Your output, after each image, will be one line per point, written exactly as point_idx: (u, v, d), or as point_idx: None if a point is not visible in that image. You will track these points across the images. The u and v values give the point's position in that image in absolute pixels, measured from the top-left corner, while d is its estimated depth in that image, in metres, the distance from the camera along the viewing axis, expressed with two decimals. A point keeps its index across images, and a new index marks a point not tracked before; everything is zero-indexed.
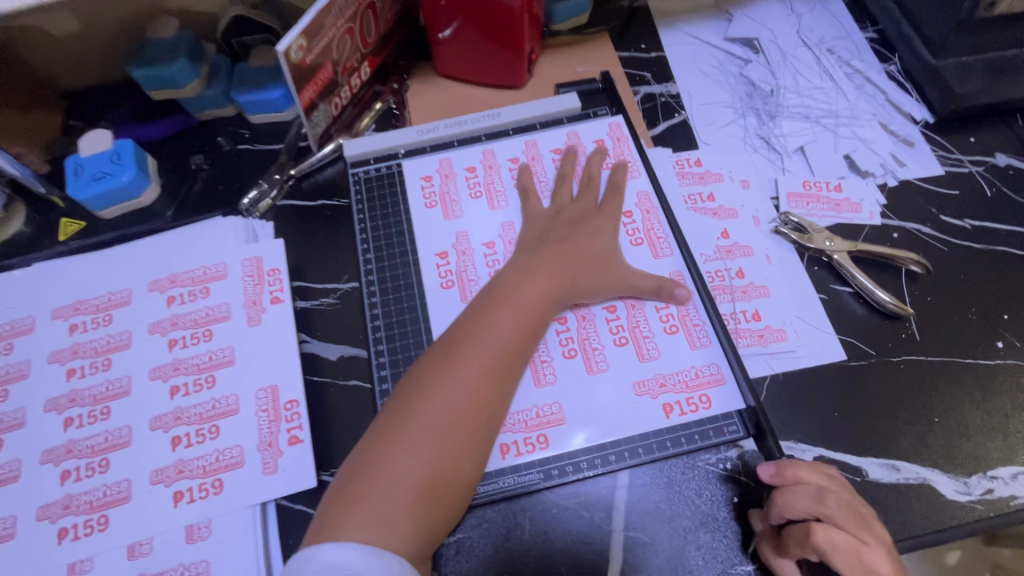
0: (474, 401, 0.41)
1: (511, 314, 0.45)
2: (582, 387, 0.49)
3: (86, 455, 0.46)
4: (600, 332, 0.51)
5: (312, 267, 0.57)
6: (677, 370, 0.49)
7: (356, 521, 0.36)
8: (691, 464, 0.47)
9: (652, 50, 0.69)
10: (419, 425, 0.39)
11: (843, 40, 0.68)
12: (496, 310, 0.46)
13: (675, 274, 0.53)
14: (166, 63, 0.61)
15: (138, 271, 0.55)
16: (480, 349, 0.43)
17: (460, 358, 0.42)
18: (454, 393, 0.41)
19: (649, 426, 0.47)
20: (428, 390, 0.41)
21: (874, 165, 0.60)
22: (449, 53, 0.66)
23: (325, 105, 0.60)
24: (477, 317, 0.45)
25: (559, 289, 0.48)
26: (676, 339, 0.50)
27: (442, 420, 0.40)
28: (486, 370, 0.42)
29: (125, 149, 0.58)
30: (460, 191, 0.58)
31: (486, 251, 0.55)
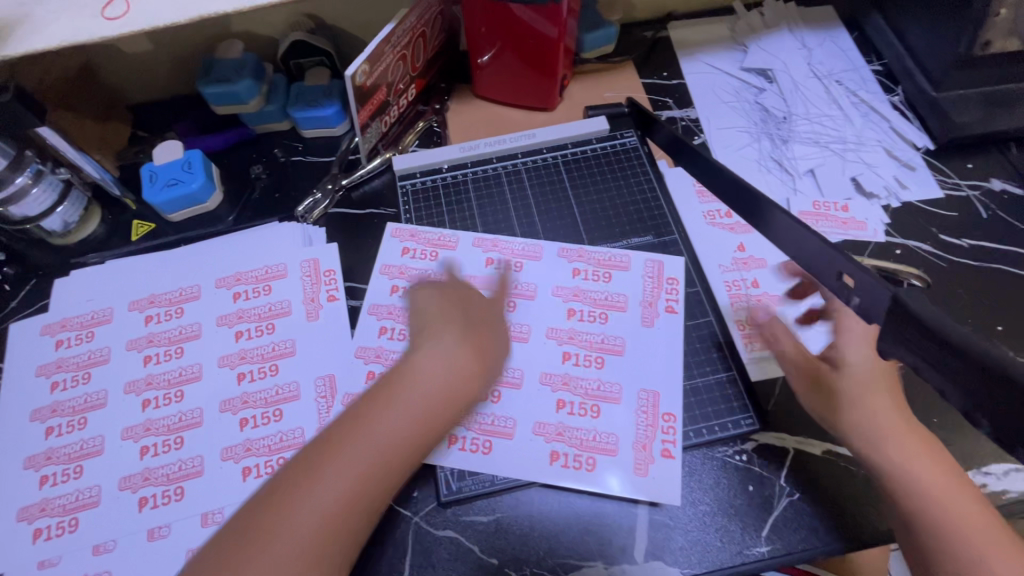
0: (360, 475, 0.40)
1: (389, 416, 0.42)
2: (613, 381, 0.54)
3: (163, 433, 0.51)
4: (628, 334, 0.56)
5: (360, 269, 0.62)
6: (682, 333, 0.56)
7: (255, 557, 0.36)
8: (710, 455, 0.52)
9: (673, 78, 0.75)
10: (330, 478, 0.39)
11: (850, 73, 0.73)
12: (400, 382, 0.45)
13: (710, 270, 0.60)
14: (232, 82, 0.67)
15: (205, 269, 0.61)
16: (378, 425, 0.42)
17: (363, 430, 0.41)
18: (354, 463, 0.40)
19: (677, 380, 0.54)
20: (345, 448, 0.40)
21: (879, 188, 0.65)
22: (488, 76, 0.72)
23: (377, 122, 0.66)
24: (381, 389, 0.44)
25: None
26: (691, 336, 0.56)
27: (344, 478, 0.39)
28: (408, 429, 0.43)
29: (195, 158, 0.64)
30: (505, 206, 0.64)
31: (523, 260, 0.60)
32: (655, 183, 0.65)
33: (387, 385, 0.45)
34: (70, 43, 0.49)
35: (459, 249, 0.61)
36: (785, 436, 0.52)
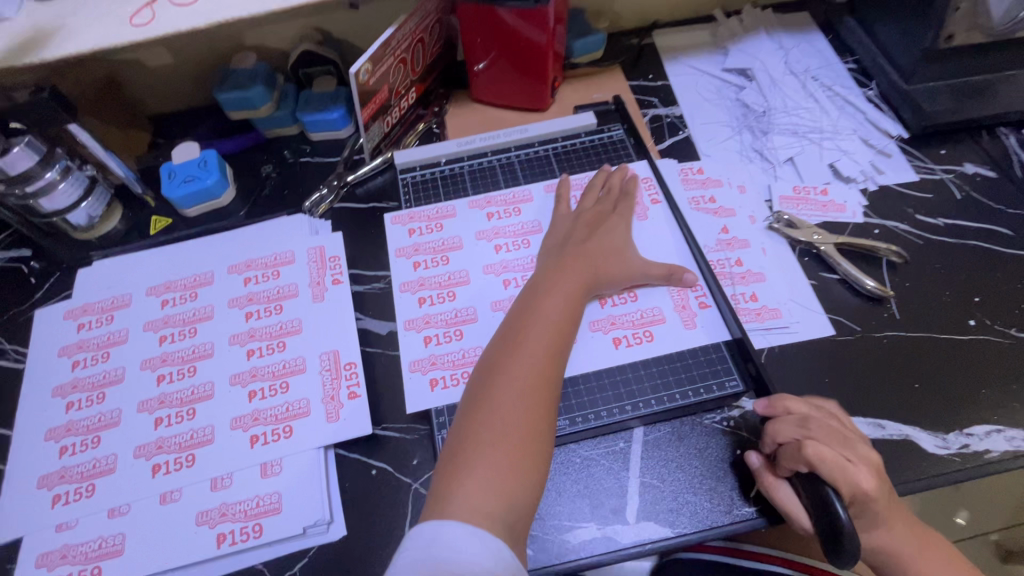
0: (541, 378, 0.45)
1: (552, 321, 0.49)
2: (598, 346, 0.56)
3: (176, 405, 0.54)
4: (621, 307, 0.58)
5: (364, 257, 0.66)
6: (625, 311, 0.58)
7: (470, 494, 0.39)
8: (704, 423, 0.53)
9: (658, 80, 0.80)
10: (497, 410, 0.43)
11: (826, 70, 0.77)
12: (548, 296, 0.51)
13: (663, 228, 0.64)
14: (246, 88, 0.73)
15: (218, 257, 0.64)
16: (537, 340, 0.48)
17: (527, 347, 0.47)
18: (519, 381, 0.45)
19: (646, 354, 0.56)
20: (496, 381, 0.45)
21: (856, 172, 0.68)
22: (482, 81, 0.77)
23: (379, 122, 0.70)
24: (531, 309, 0.50)
25: (588, 283, 0.54)
26: (667, 301, 0.58)
27: (514, 401, 0.43)
28: (545, 350, 0.47)
29: (210, 157, 0.69)
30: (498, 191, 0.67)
31: (521, 241, 0.63)
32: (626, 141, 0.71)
33: (539, 301, 0.51)
34: (100, 46, 0.56)
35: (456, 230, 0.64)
36: None
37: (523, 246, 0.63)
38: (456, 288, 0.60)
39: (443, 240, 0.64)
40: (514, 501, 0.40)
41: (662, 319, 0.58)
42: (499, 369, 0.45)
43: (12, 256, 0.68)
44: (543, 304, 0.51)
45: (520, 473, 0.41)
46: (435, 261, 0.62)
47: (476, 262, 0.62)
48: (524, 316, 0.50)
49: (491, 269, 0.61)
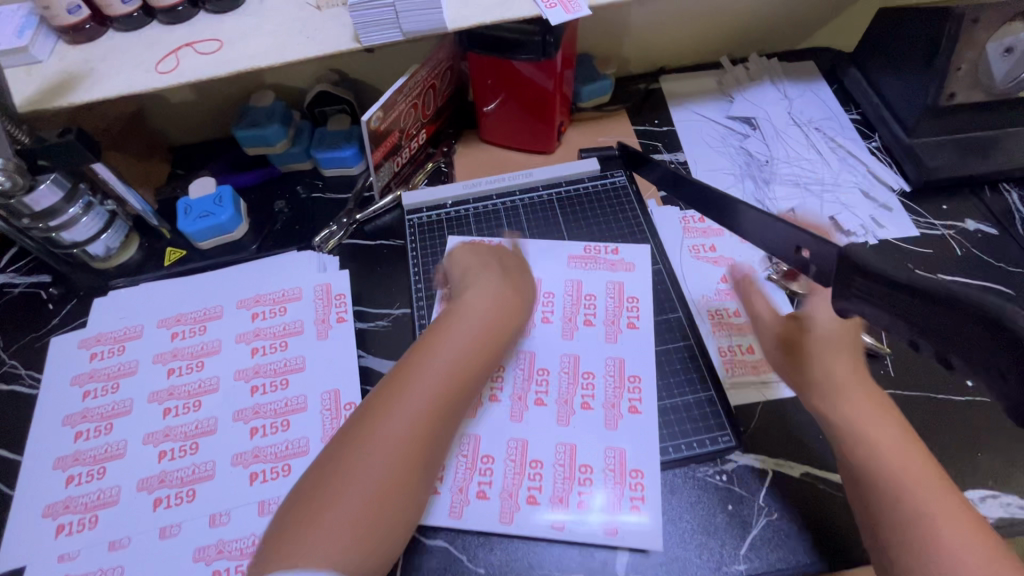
0: (423, 420, 0.44)
1: (429, 379, 0.46)
2: (600, 379, 0.58)
3: (180, 439, 0.56)
4: (602, 362, 0.59)
5: (369, 295, 0.68)
6: (615, 356, 0.60)
7: (324, 533, 0.38)
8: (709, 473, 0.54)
9: (664, 125, 0.82)
10: (371, 466, 0.41)
11: (829, 121, 0.79)
12: (437, 338, 0.49)
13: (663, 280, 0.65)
14: (263, 127, 0.75)
15: (228, 291, 0.66)
16: (422, 394, 0.45)
17: (415, 387, 0.45)
18: (395, 432, 0.43)
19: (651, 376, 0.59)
20: (372, 423, 0.43)
21: (856, 226, 0.69)
22: (491, 122, 0.79)
23: (390, 162, 0.73)
24: (419, 351, 0.49)
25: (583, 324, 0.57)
26: (648, 325, 0.62)
27: (388, 453, 0.42)
28: (427, 394, 0.45)
29: (225, 193, 0.71)
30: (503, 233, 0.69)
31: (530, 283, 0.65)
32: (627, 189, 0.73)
33: (429, 348, 0.49)
34: (126, 92, 0.58)
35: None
36: (762, 459, 0.55)
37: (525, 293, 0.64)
38: None
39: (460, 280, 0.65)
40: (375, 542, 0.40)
41: (642, 372, 0.59)
42: (379, 417, 0.43)
43: (32, 282, 0.71)
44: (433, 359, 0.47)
45: (383, 513, 0.40)
46: None
47: None
48: (402, 368, 0.47)
49: None
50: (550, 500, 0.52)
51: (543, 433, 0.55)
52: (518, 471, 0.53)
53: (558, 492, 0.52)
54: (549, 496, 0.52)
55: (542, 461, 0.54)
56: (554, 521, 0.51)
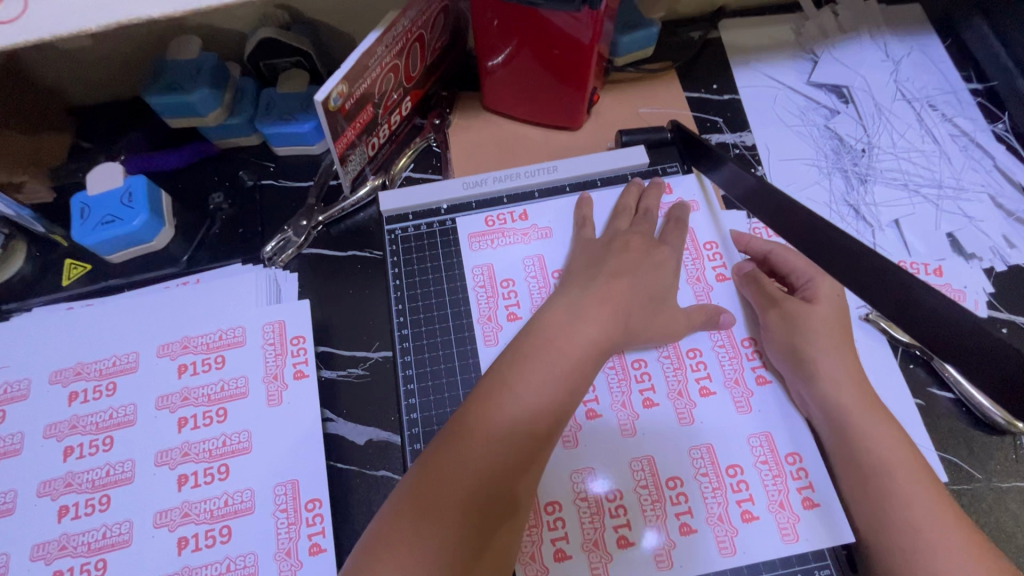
0: (514, 448, 0.36)
1: (557, 360, 0.39)
2: (658, 441, 0.42)
3: (82, 554, 0.42)
4: (656, 382, 0.45)
5: (339, 330, 0.51)
6: (695, 407, 0.44)
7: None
8: (809, 528, 0.40)
9: (725, 92, 0.62)
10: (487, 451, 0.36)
11: (946, 94, 0.59)
12: (536, 351, 0.40)
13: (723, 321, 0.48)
14: (186, 90, 0.55)
15: (145, 331, 0.49)
16: (542, 378, 0.38)
17: (507, 406, 0.37)
18: (477, 471, 0.35)
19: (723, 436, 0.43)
20: (455, 449, 0.36)
21: (982, 248, 0.52)
22: (498, 84, 0.59)
23: (361, 146, 0.53)
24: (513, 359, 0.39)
25: (612, 344, 0.42)
26: (717, 369, 0.45)
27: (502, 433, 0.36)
28: (524, 419, 0.37)
29: (136, 187, 0.52)
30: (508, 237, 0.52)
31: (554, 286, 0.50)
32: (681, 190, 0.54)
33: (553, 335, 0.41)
34: None
35: (504, 271, 0.51)
36: None
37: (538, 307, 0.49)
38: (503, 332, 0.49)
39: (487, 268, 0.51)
40: None
41: (716, 450, 0.42)
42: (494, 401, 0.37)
43: None
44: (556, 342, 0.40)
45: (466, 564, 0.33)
46: (501, 295, 0.50)
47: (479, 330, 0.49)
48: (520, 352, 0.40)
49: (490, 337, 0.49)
50: (647, 537, 0.40)
51: (608, 455, 0.42)
52: (594, 513, 0.40)
53: (653, 523, 0.40)
54: (643, 530, 0.40)
55: (621, 492, 0.41)
56: (659, 556, 0.39)
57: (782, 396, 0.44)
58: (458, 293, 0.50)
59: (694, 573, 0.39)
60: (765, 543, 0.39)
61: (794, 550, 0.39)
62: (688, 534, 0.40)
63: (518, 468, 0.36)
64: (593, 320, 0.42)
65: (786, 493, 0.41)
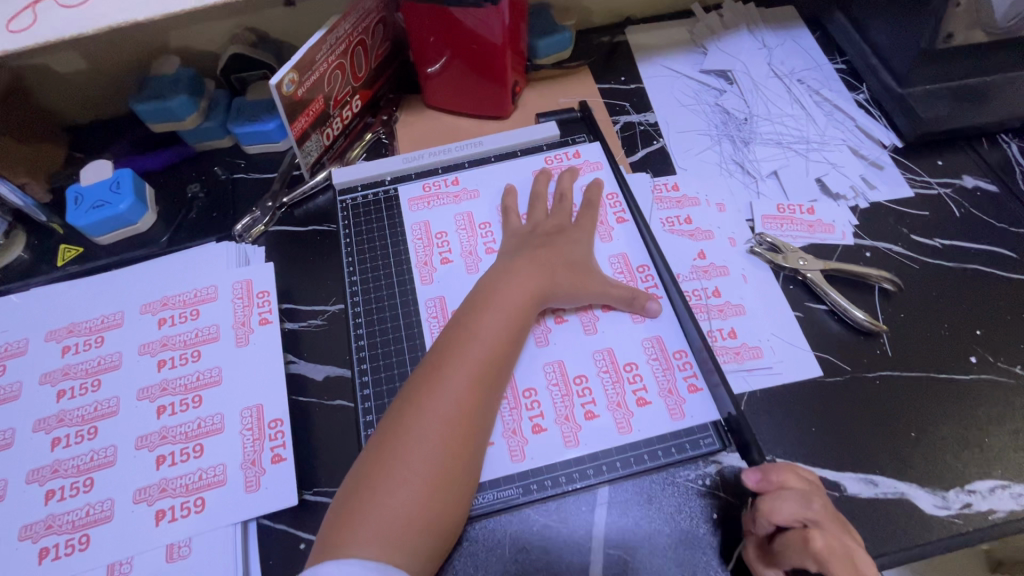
0: (472, 390, 0.42)
1: (483, 340, 0.44)
2: (567, 348, 0.50)
3: (71, 475, 0.47)
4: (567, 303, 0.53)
5: (300, 290, 0.59)
6: (600, 322, 0.52)
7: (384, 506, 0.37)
8: (692, 407, 0.47)
9: (631, 82, 0.73)
10: (429, 425, 0.40)
11: (812, 72, 0.71)
12: (484, 313, 0.46)
13: (618, 255, 0.56)
14: (166, 98, 0.64)
15: (130, 295, 0.57)
16: (472, 355, 0.43)
17: (464, 356, 0.43)
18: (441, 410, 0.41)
19: (622, 339, 0.51)
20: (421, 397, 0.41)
21: (845, 188, 0.62)
22: (435, 85, 0.69)
23: (317, 136, 0.63)
24: (466, 320, 0.46)
25: (534, 282, 0.49)
26: None
27: (456, 391, 0.41)
28: (478, 368, 0.43)
29: (123, 178, 0.61)
30: (443, 198, 0.60)
31: (482, 233, 0.58)
32: (591, 152, 0.63)
33: (477, 315, 0.46)
34: None
35: (438, 225, 0.58)
36: None
37: (468, 256, 0.56)
38: (437, 272, 0.56)
39: (424, 223, 0.59)
40: (434, 518, 0.38)
41: (614, 352, 0.50)
42: (431, 382, 0.42)
43: None
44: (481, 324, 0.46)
45: (438, 487, 0.39)
46: (434, 245, 0.57)
47: (416, 271, 0.56)
48: (449, 341, 0.45)
49: (424, 275, 0.56)
50: (556, 423, 0.47)
51: (524, 362, 0.50)
52: (513, 406, 0.48)
53: (562, 412, 0.48)
54: (554, 419, 0.47)
55: (535, 388, 0.48)
56: (566, 437, 0.47)
57: (670, 309, 0.53)
58: (400, 245, 0.58)
59: (597, 449, 0.46)
60: (655, 422, 0.47)
61: (679, 426, 0.47)
62: (591, 419, 0.47)
63: (476, 407, 0.42)
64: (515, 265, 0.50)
65: (673, 380, 0.49)
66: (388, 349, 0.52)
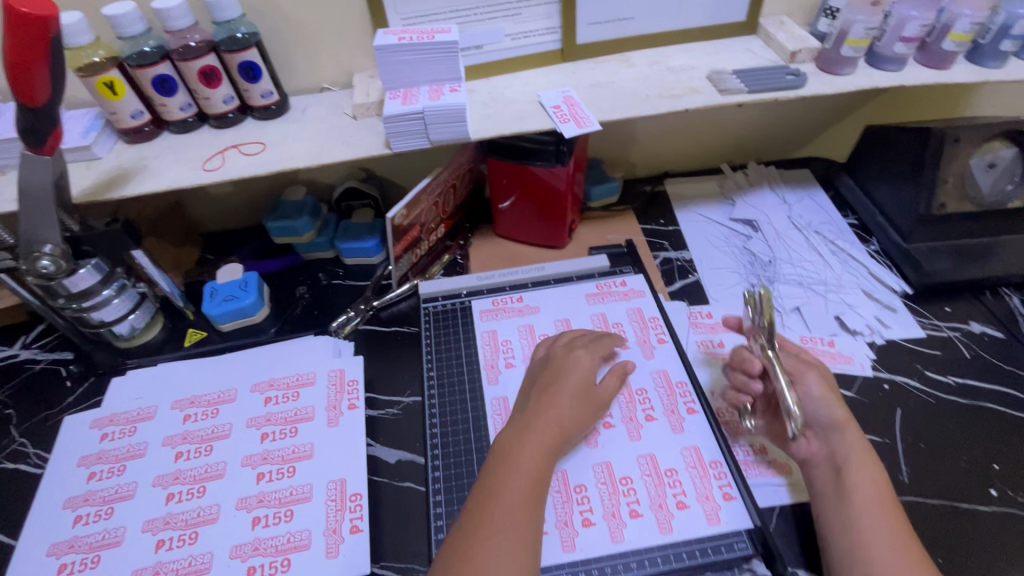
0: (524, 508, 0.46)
1: (523, 472, 0.48)
2: (619, 449, 0.57)
3: (180, 527, 0.55)
4: (613, 410, 0.60)
5: (381, 382, 0.69)
6: (647, 430, 0.58)
7: None
8: (728, 514, 0.52)
9: (669, 225, 0.86)
10: (487, 570, 0.42)
11: (828, 225, 0.83)
12: (526, 433, 0.51)
13: (659, 371, 0.64)
14: (292, 218, 0.80)
15: (243, 375, 0.67)
16: (522, 474, 0.47)
17: (514, 475, 0.47)
18: (499, 535, 0.44)
19: (664, 443, 0.57)
20: (480, 519, 0.44)
21: (862, 325, 0.70)
22: (505, 219, 0.84)
23: (409, 255, 0.76)
24: (508, 441, 0.51)
25: (556, 394, 0.55)
26: (658, 403, 0.61)
27: (510, 513, 0.45)
28: (529, 486, 0.47)
29: (251, 279, 0.75)
30: (511, 312, 0.71)
31: (542, 343, 0.67)
32: (637, 281, 0.74)
33: (518, 434, 0.51)
34: (174, 186, 0.64)
35: (504, 334, 0.68)
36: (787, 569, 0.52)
37: None
38: (501, 375, 0.65)
39: (493, 332, 0.69)
40: None
41: (656, 457, 0.56)
42: (480, 521, 0.44)
43: (54, 359, 0.73)
44: (516, 456, 0.49)
45: None
46: (500, 352, 0.67)
47: (484, 373, 0.65)
48: (488, 475, 0.48)
49: (491, 377, 0.65)
50: (604, 518, 0.53)
51: (576, 460, 0.56)
52: (565, 500, 0.54)
53: (609, 508, 0.53)
54: (602, 514, 0.53)
55: (586, 485, 0.55)
56: (612, 532, 0.52)
57: (706, 422, 0.59)
58: (471, 349, 0.68)
59: (640, 544, 0.51)
60: (693, 525, 0.52)
61: (715, 530, 0.51)
62: (635, 517, 0.52)
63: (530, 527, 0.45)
64: (554, 383, 0.55)
65: (710, 488, 0.54)
66: (456, 440, 0.60)
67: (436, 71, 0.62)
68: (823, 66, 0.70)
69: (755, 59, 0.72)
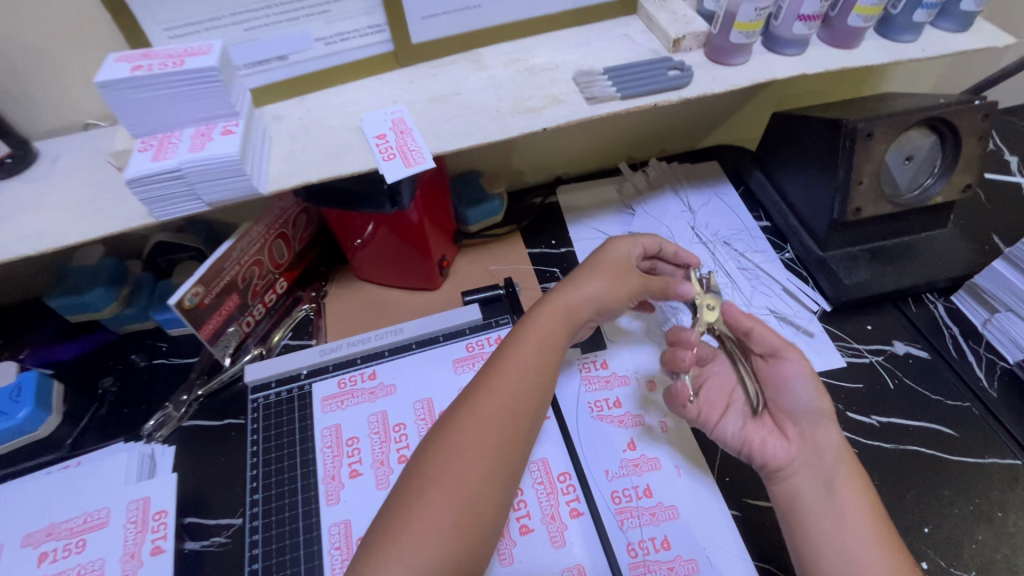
0: (520, 395, 0.46)
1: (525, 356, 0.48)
2: None
3: None
4: None
5: (208, 499, 0.55)
6: (523, 547, 0.49)
7: (423, 517, 0.40)
8: None
9: (561, 246, 0.74)
10: (463, 445, 0.43)
11: (737, 233, 0.72)
12: (536, 320, 0.51)
13: (540, 461, 0.54)
14: (83, 291, 0.63)
15: (16, 523, 0.52)
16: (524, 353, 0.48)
17: (516, 356, 0.48)
18: (492, 409, 0.45)
19: (538, 562, 0.49)
20: (474, 400, 0.46)
21: None
22: (363, 259, 0.68)
23: (236, 326, 0.61)
24: (519, 330, 0.51)
25: (597, 267, 0.55)
26: (536, 507, 0.51)
27: (506, 392, 0.46)
28: (529, 365, 0.48)
29: (26, 383, 0.58)
30: (359, 398, 0.57)
31: (396, 438, 0.54)
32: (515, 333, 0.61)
33: (527, 323, 0.51)
34: None
35: (351, 429, 0.55)
36: None
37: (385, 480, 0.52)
38: (342, 490, 0.52)
39: (337, 428, 0.55)
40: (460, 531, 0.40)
41: None
42: (475, 397, 0.46)
43: None
44: (525, 328, 0.50)
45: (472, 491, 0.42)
46: (347, 455, 0.54)
47: (323, 493, 0.52)
48: (494, 359, 0.49)
49: (333, 497, 0.52)
50: None
51: None
52: None
53: None
54: None
55: None
56: None
57: (591, 528, 0.50)
58: (308, 456, 0.54)
59: None
60: None
61: None
62: None
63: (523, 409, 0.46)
64: (601, 273, 0.54)
65: None
66: None
67: (200, 108, 0.46)
68: (711, 55, 0.57)
69: (632, 49, 0.59)
